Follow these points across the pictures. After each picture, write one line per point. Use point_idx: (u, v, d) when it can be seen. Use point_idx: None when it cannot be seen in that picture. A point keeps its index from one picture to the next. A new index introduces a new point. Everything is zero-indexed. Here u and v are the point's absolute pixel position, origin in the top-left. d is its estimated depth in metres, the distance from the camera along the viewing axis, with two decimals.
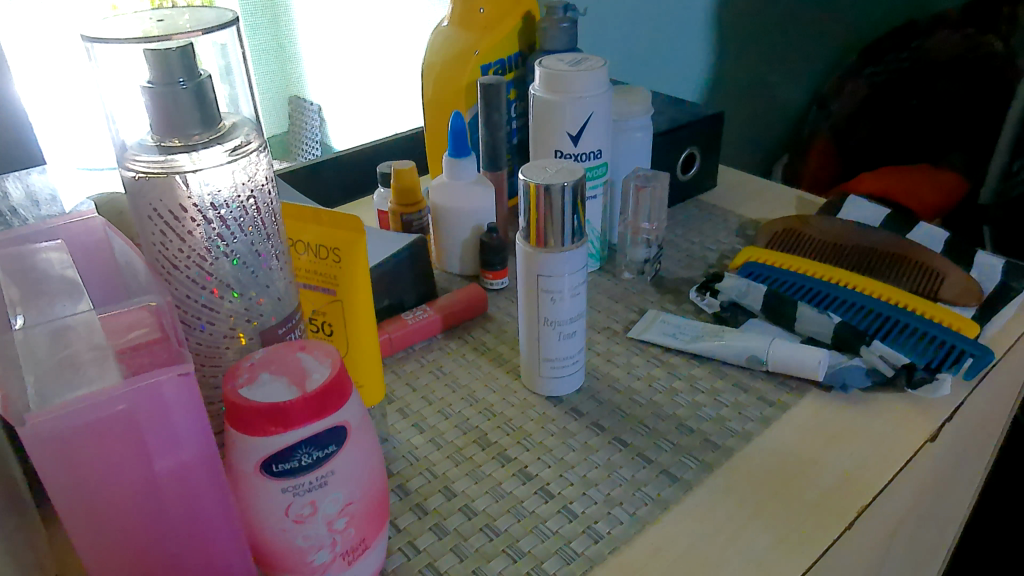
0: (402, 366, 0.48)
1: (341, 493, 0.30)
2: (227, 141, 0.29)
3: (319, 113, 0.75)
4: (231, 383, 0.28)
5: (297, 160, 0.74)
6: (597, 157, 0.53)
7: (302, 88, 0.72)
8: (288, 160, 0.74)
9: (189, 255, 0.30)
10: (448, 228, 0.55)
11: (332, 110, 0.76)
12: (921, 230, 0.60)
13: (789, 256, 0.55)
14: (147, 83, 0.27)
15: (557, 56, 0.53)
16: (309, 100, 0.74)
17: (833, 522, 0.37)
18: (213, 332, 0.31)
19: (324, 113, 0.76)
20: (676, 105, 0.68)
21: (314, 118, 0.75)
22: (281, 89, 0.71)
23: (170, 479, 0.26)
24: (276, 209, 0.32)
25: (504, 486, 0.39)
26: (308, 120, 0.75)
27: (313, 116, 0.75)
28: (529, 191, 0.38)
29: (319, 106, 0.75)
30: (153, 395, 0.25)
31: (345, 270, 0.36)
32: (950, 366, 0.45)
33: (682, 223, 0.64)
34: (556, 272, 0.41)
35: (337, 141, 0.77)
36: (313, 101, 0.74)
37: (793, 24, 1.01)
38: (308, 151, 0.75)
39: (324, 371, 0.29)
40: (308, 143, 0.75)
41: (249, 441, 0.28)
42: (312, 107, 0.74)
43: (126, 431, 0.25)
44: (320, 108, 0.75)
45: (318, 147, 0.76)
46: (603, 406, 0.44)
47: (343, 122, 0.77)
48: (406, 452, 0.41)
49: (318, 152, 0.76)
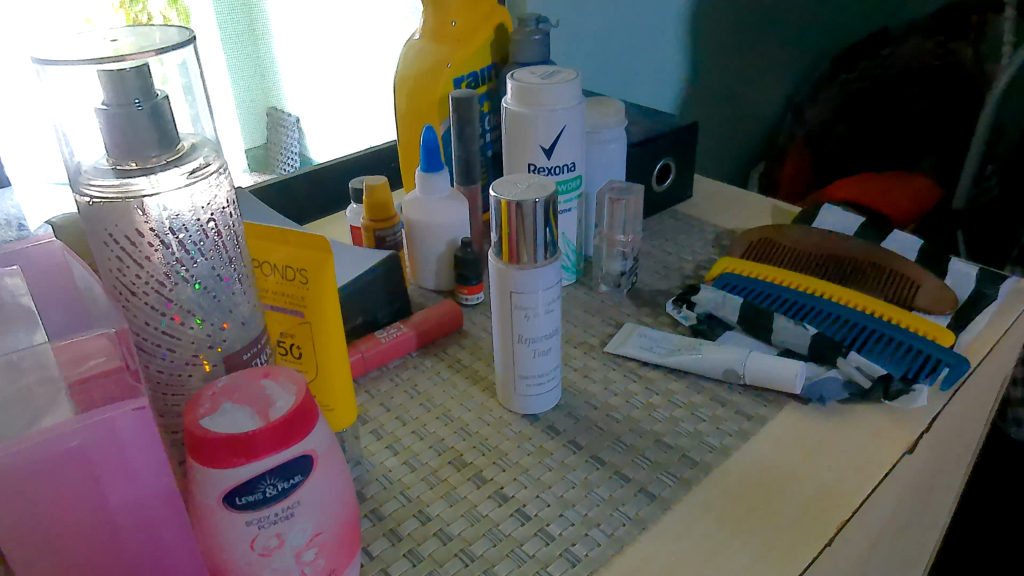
0: (376, 386, 0.47)
1: (309, 524, 0.29)
2: (184, 163, 0.28)
3: (298, 125, 0.74)
4: (192, 413, 0.27)
5: (275, 172, 0.74)
6: (570, 170, 0.53)
7: (279, 99, 0.71)
8: (267, 173, 0.73)
9: (148, 281, 0.29)
10: (422, 243, 0.54)
11: (312, 122, 0.75)
12: (895, 239, 0.60)
13: (764, 266, 0.55)
14: (101, 105, 0.27)
15: (530, 69, 0.52)
16: (288, 113, 0.72)
17: (813, 538, 0.36)
18: (174, 360, 0.30)
19: (303, 125, 0.74)
20: (650, 115, 0.68)
21: (292, 131, 0.74)
22: (258, 101, 0.70)
23: (126, 516, 0.25)
24: (239, 231, 0.31)
25: (479, 508, 0.38)
26: (286, 133, 0.73)
27: (292, 129, 0.73)
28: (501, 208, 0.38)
29: (298, 117, 0.74)
30: (106, 430, 0.24)
31: (313, 292, 0.35)
32: (927, 375, 0.45)
33: (658, 234, 0.64)
34: (529, 289, 0.40)
35: (315, 152, 0.76)
36: (290, 113, 0.72)
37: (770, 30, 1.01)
38: (286, 163, 0.74)
39: (287, 399, 0.28)
40: (286, 155, 0.74)
41: (211, 473, 0.27)
42: (291, 119, 0.73)
43: (78, 468, 0.24)
44: (299, 121, 0.74)
45: (296, 159, 0.75)
46: (580, 423, 0.44)
47: (320, 133, 0.76)
48: (380, 475, 0.41)
49: (297, 164, 0.75)
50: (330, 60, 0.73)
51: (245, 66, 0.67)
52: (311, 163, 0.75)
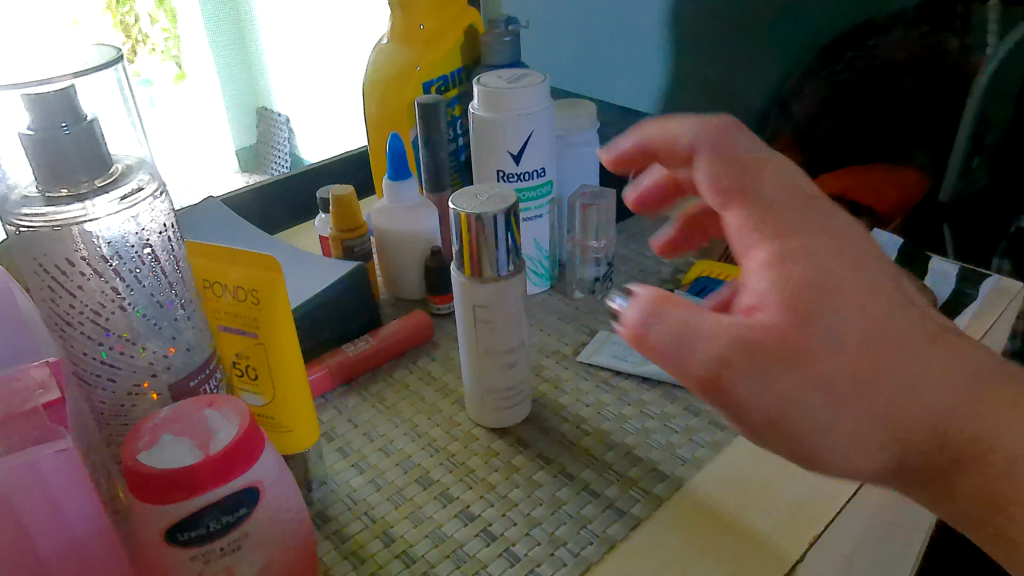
0: (344, 402, 0.46)
1: (258, 556, 0.28)
2: (115, 189, 0.27)
3: (288, 125, 0.71)
4: (130, 448, 0.26)
5: (267, 173, 0.70)
6: (541, 175, 0.52)
7: (268, 99, 0.69)
8: (259, 172, 0.70)
9: (83, 311, 0.28)
10: (392, 253, 0.54)
11: (302, 122, 0.72)
12: (876, 238, 0.59)
13: (741, 270, 0.54)
14: (26, 130, 0.26)
15: (497, 73, 0.51)
16: (277, 112, 0.70)
17: (784, 554, 0.35)
18: (116, 390, 0.29)
19: (294, 125, 0.72)
20: (629, 115, 0.67)
21: (282, 130, 0.71)
22: (247, 99, 0.67)
23: (59, 559, 0.24)
24: (181, 255, 0.30)
25: (444, 528, 0.37)
26: (276, 132, 0.70)
27: (281, 128, 0.71)
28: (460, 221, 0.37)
29: (288, 117, 0.71)
30: (29, 473, 0.23)
31: (265, 313, 0.34)
32: None
33: (637, 237, 0.63)
34: (494, 302, 0.39)
35: (307, 152, 0.73)
36: (279, 112, 0.70)
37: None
38: (277, 164, 0.71)
39: (229, 430, 0.27)
40: (276, 155, 0.71)
41: (149, 510, 0.26)
42: (281, 118, 0.71)
43: (1, 513, 0.23)
44: (289, 120, 0.71)
45: (287, 160, 0.71)
46: (550, 437, 0.43)
47: (311, 132, 0.73)
48: (344, 495, 0.40)
49: (287, 165, 0.71)
50: (319, 59, 0.71)
51: (233, 64, 0.65)
52: (303, 163, 0.72)
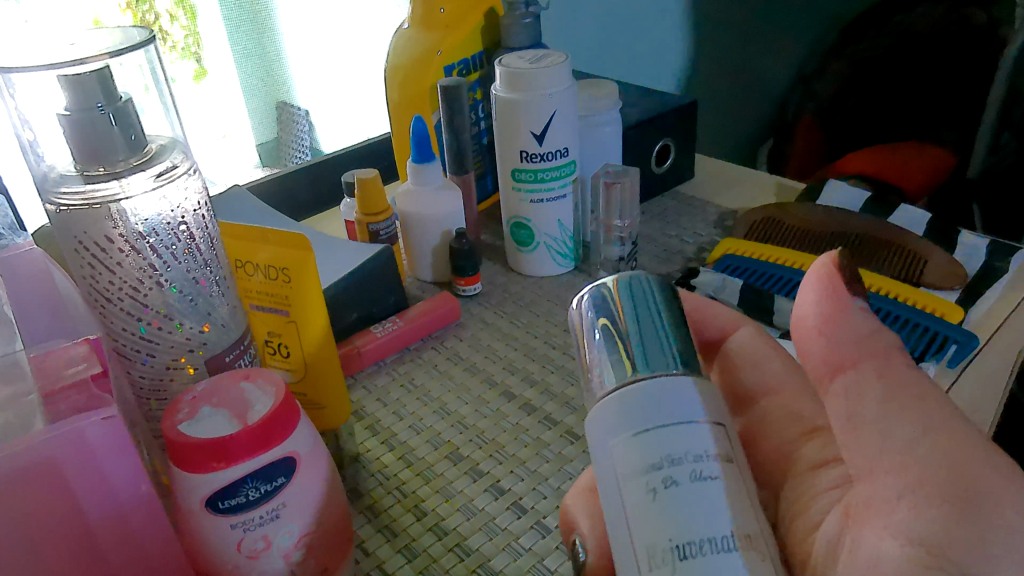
0: (373, 381, 0.47)
1: (296, 525, 0.28)
2: (151, 166, 0.28)
3: (308, 119, 0.71)
4: (170, 420, 0.27)
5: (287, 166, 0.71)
6: (564, 155, 0.52)
7: (288, 93, 0.68)
8: (279, 167, 0.70)
9: (121, 287, 0.29)
10: (417, 236, 0.54)
11: (321, 115, 0.72)
12: (902, 213, 0.58)
13: (766, 246, 0.54)
14: (63, 111, 0.27)
15: (518, 54, 0.52)
16: (297, 106, 0.69)
17: None
18: (155, 364, 0.30)
19: (313, 118, 0.71)
20: (650, 95, 0.67)
21: (302, 124, 0.70)
22: (266, 94, 0.67)
23: (106, 526, 0.25)
24: (214, 233, 0.31)
25: (475, 502, 0.38)
26: (296, 127, 0.70)
27: (302, 122, 0.70)
28: (583, 315, 0.29)
29: (307, 110, 0.70)
30: (78, 441, 0.24)
31: (296, 291, 0.35)
32: (934, 353, 0.44)
33: (660, 217, 0.63)
34: (656, 418, 0.25)
35: (327, 144, 0.73)
36: (300, 107, 0.69)
37: None
38: (297, 157, 0.71)
39: (266, 402, 0.28)
40: (296, 148, 0.71)
41: (190, 479, 0.26)
42: (300, 112, 0.70)
43: (53, 479, 0.24)
44: (309, 113, 0.71)
45: (307, 152, 0.72)
46: (577, 412, 0.43)
47: (331, 124, 0.73)
48: (376, 471, 0.40)
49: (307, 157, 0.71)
50: (338, 51, 0.70)
51: (250, 58, 0.64)
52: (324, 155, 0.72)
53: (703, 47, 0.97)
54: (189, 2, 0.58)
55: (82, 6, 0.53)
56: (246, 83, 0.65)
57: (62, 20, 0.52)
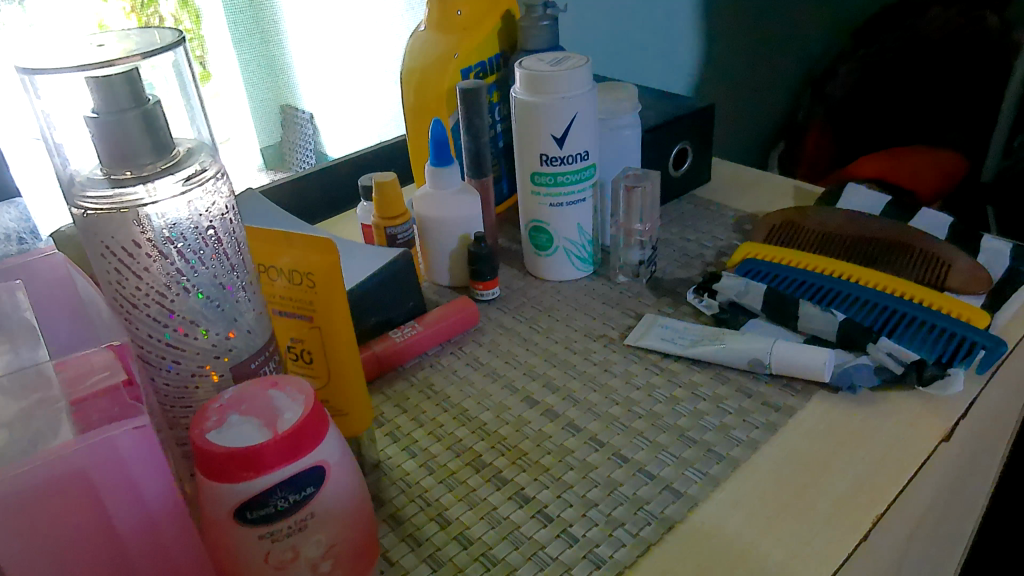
0: (392, 387, 0.46)
1: (324, 535, 0.28)
2: (180, 170, 0.28)
3: (312, 122, 0.70)
4: (198, 428, 0.26)
5: (291, 170, 0.70)
6: (584, 158, 0.51)
7: (294, 96, 0.67)
8: (283, 170, 0.70)
9: (148, 292, 0.28)
10: (435, 240, 0.54)
11: (326, 118, 0.71)
12: (923, 217, 0.58)
13: (786, 251, 0.54)
14: (91, 113, 0.26)
15: (539, 57, 0.51)
16: (302, 109, 0.69)
17: (846, 534, 0.35)
18: (180, 372, 0.30)
19: (318, 121, 0.70)
20: (666, 98, 0.67)
21: (306, 127, 0.70)
22: (272, 97, 0.66)
23: (135, 536, 0.25)
24: (241, 237, 0.31)
25: (500, 510, 0.37)
26: (301, 130, 0.70)
27: (306, 125, 0.70)
28: None
29: (312, 114, 0.70)
30: (109, 451, 0.23)
31: (321, 296, 0.34)
32: (962, 359, 0.43)
33: (676, 221, 0.62)
34: None
35: (331, 149, 0.72)
36: (305, 110, 0.69)
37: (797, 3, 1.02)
38: (302, 160, 0.71)
39: (296, 410, 0.27)
40: (300, 151, 0.70)
41: (219, 489, 0.26)
42: (304, 115, 0.69)
43: (81, 490, 0.23)
44: (313, 117, 0.70)
45: (311, 156, 0.71)
46: (600, 419, 0.43)
47: (335, 128, 0.72)
48: (398, 479, 0.40)
49: (312, 161, 0.71)
50: (345, 53, 0.69)
51: (257, 62, 0.64)
52: (328, 159, 0.71)
53: (716, 50, 0.97)
54: (193, 5, 0.57)
55: (85, 8, 0.52)
56: (251, 86, 0.64)
57: (66, 24, 0.52)
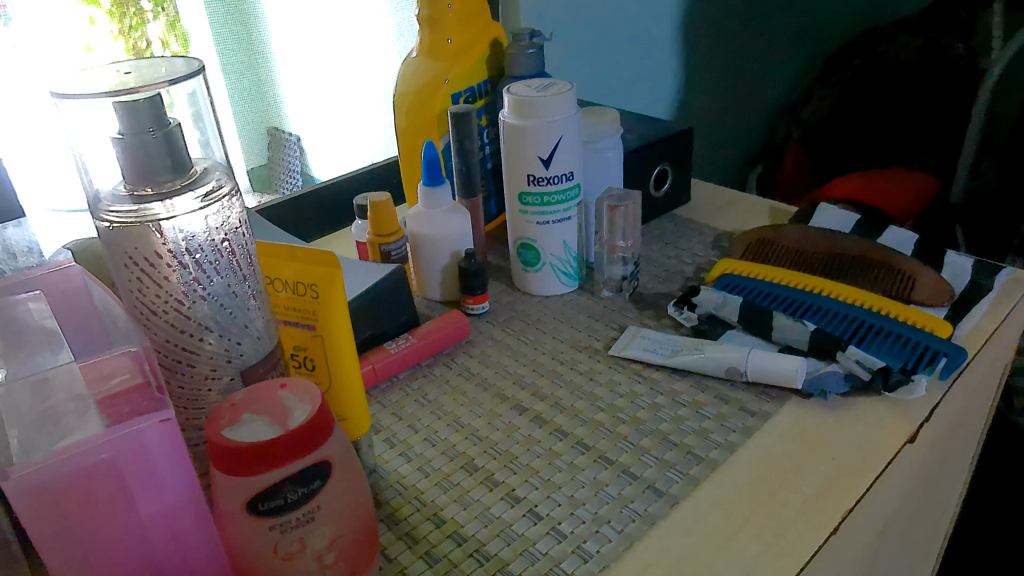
0: (387, 397, 0.48)
1: (328, 528, 0.30)
2: (198, 187, 0.30)
3: (299, 144, 0.72)
4: (213, 425, 0.28)
5: (279, 192, 0.72)
6: (569, 179, 0.54)
7: (280, 119, 0.70)
8: (271, 192, 0.72)
9: (167, 299, 0.30)
10: (427, 256, 0.56)
11: (314, 141, 0.73)
12: (891, 234, 0.61)
13: (762, 266, 0.56)
14: (117, 135, 0.28)
15: (526, 82, 0.54)
16: (289, 131, 0.71)
17: (817, 528, 0.37)
18: (194, 374, 0.32)
19: (305, 144, 0.73)
20: (647, 122, 0.70)
21: (292, 149, 0.72)
22: (259, 120, 0.68)
23: (156, 524, 0.27)
24: (252, 249, 0.33)
25: (492, 510, 0.39)
26: (286, 152, 0.72)
27: (293, 148, 0.72)
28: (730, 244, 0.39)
29: (299, 135, 0.72)
30: (137, 442, 0.25)
31: (323, 306, 0.37)
32: (925, 367, 0.46)
33: (658, 239, 0.65)
34: None
35: (319, 171, 0.74)
36: (291, 132, 0.71)
37: (772, 31, 1.06)
38: (289, 181, 0.73)
39: (305, 409, 0.29)
40: (288, 172, 0.73)
41: (232, 482, 0.28)
42: (292, 137, 0.71)
43: (111, 478, 0.25)
44: (300, 139, 0.72)
45: (299, 177, 0.73)
46: (586, 425, 0.45)
47: (323, 150, 0.74)
48: (394, 482, 0.41)
49: (299, 183, 0.73)
50: (329, 78, 0.72)
51: (248, 87, 0.66)
52: (315, 181, 0.73)
53: (693, 75, 1.00)
54: (181, 28, 0.60)
55: (73, 34, 0.55)
56: (239, 109, 0.67)
57: (56, 50, 0.54)
